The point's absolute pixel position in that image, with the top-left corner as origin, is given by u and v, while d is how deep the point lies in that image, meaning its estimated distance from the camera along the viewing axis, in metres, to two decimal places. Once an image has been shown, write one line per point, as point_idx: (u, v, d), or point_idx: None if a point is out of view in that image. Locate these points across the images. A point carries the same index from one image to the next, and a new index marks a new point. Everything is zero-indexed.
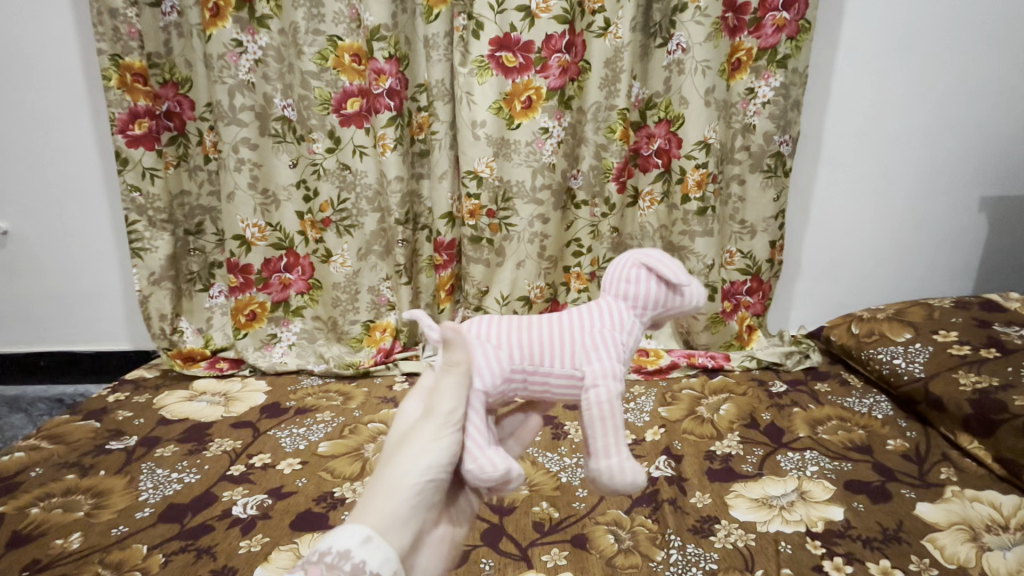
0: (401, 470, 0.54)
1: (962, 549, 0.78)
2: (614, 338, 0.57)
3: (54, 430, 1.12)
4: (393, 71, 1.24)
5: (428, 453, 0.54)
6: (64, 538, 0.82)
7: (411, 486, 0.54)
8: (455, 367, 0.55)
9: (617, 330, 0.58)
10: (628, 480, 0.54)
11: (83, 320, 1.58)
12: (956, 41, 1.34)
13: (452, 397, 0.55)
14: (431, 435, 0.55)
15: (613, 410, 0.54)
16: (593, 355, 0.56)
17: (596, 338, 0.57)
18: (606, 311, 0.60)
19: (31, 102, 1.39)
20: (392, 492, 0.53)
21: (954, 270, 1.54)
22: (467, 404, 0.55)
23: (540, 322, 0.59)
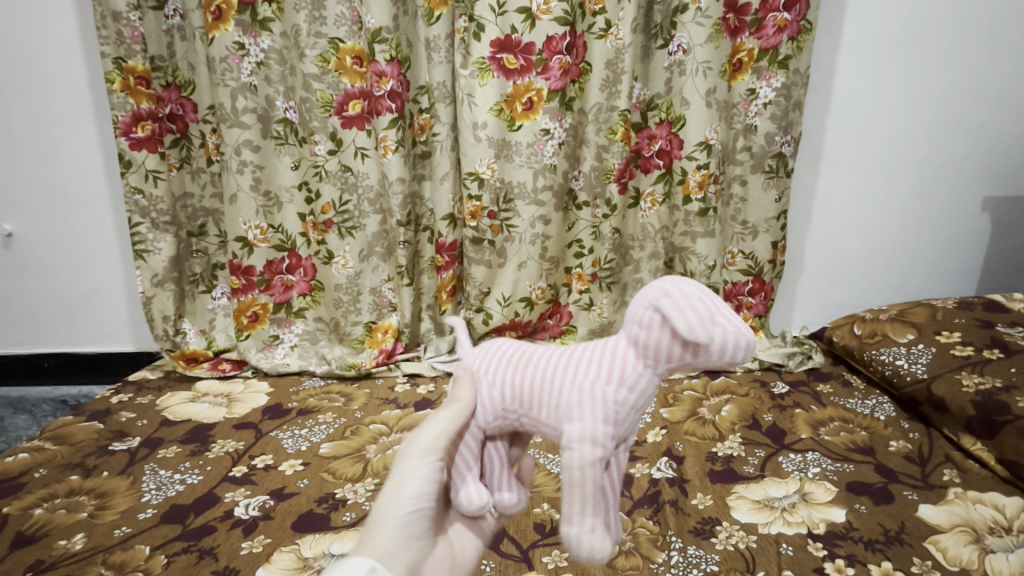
0: (390, 497, 0.55)
1: (965, 551, 0.78)
2: (607, 400, 0.51)
3: (58, 430, 1.13)
4: (395, 73, 1.25)
5: (414, 478, 0.55)
6: (67, 539, 0.83)
7: (401, 512, 0.54)
8: (456, 405, 0.56)
9: (618, 387, 0.52)
10: (589, 554, 0.51)
11: (87, 322, 1.59)
12: (957, 41, 1.34)
13: (435, 426, 0.55)
14: (416, 462, 0.55)
15: (587, 484, 0.49)
16: (580, 417, 0.51)
17: (587, 397, 0.51)
18: (614, 359, 0.53)
19: (36, 105, 1.40)
20: (384, 521, 0.54)
21: (957, 270, 1.53)
22: (450, 433, 0.55)
23: (539, 361, 0.56)
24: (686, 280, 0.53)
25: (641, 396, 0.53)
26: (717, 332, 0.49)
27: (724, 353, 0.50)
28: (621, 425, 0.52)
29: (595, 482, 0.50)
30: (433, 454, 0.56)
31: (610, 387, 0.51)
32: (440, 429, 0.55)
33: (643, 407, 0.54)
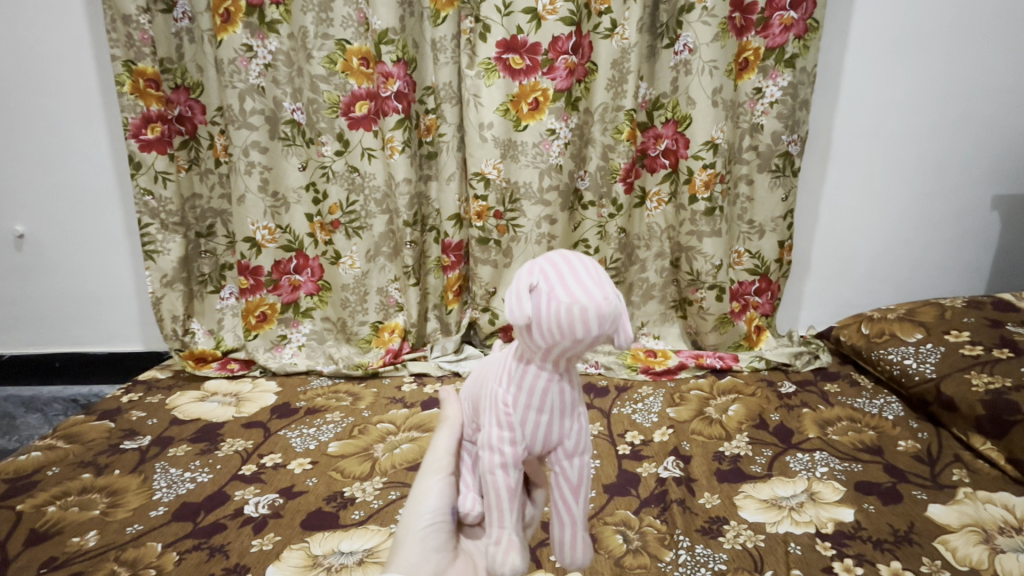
0: (409, 517, 0.57)
1: (974, 550, 0.78)
2: (501, 404, 0.51)
3: (69, 430, 1.14)
4: (401, 74, 1.27)
5: (429, 496, 0.57)
6: (80, 536, 0.84)
7: (420, 526, 0.57)
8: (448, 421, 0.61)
9: (511, 389, 0.51)
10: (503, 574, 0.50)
11: (98, 322, 1.60)
12: (967, 39, 1.33)
13: (438, 444, 0.59)
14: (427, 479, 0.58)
15: (492, 493, 0.50)
16: (485, 421, 0.52)
17: (492, 399, 0.52)
18: (510, 362, 0.54)
19: (48, 108, 1.42)
20: (404, 537, 0.56)
21: (966, 269, 1.52)
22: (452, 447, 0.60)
23: (476, 377, 0.59)
24: (543, 258, 0.52)
25: (545, 397, 0.51)
26: (558, 314, 0.47)
27: (579, 332, 0.48)
28: (526, 431, 0.51)
29: (503, 493, 0.50)
30: (443, 470, 0.58)
31: (502, 390, 0.52)
32: (442, 444, 0.59)
33: (554, 410, 0.51)
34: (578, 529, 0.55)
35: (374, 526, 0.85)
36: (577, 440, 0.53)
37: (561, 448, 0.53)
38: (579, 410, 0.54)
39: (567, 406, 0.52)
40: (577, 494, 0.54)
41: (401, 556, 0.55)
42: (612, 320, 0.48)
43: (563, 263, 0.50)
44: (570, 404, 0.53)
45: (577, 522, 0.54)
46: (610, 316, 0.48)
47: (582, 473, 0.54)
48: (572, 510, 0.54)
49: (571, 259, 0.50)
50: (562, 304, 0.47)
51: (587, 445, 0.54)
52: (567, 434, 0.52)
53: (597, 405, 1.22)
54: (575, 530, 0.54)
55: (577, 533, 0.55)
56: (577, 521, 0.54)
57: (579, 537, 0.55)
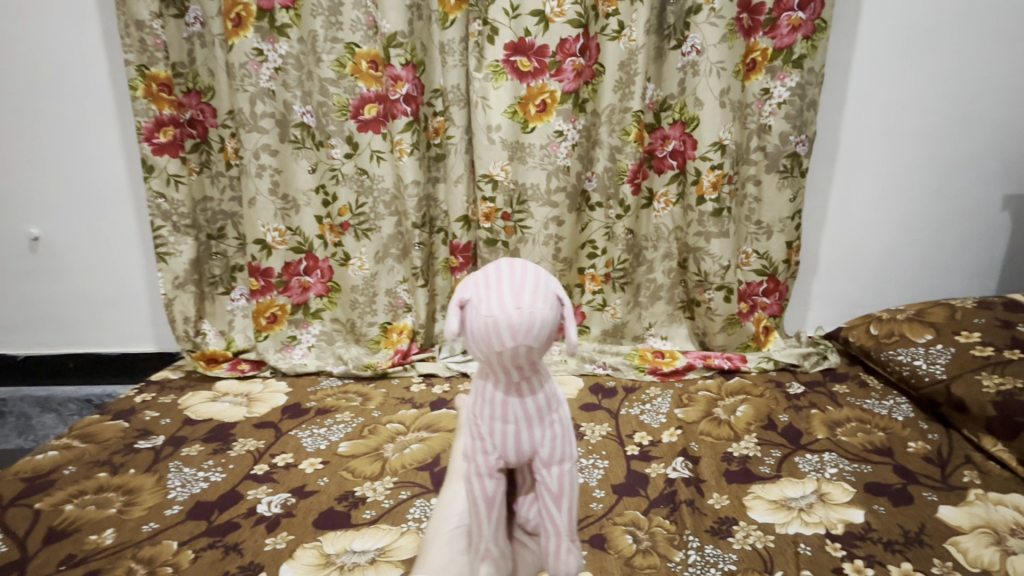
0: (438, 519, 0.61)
1: (986, 552, 0.78)
2: (473, 415, 0.57)
3: (85, 429, 1.16)
4: (410, 77, 1.28)
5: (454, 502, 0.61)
6: (97, 534, 0.85)
7: (448, 529, 0.60)
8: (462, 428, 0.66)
9: (477, 402, 0.57)
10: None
11: (111, 323, 1.62)
12: (977, 38, 1.32)
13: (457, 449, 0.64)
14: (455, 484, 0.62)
15: (473, 501, 0.55)
16: (466, 434, 0.58)
17: (469, 414, 0.58)
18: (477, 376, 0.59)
19: (62, 112, 1.44)
20: (433, 539, 0.61)
21: (975, 269, 1.52)
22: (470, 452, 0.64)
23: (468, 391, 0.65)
24: (479, 272, 0.56)
25: (502, 406, 0.55)
26: (477, 328, 0.52)
27: (497, 344, 0.51)
28: (494, 441, 0.55)
29: (481, 501, 0.55)
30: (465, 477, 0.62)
31: (474, 403, 0.57)
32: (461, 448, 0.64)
33: (516, 419, 0.55)
34: (565, 541, 0.55)
35: (386, 525, 0.86)
36: (553, 448, 0.55)
37: (537, 458, 0.55)
38: (551, 418, 0.56)
39: (534, 415, 0.55)
40: (560, 504, 0.55)
41: (431, 557, 0.60)
42: (529, 330, 0.51)
43: (490, 276, 0.54)
44: (537, 413, 0.55)
45: (564, 533, 0.55)
46: (526, 327, 0.51)
47: (563, 481, 0.55)
48: (557, 520, 0.55)
49: (499, 271, 0.54)
50: (480, 318, 0.52)
51: (566, 453, 0.55)
52: (537, 442, 0.55)
53: (605, 405, 1.22)
54: (560, 542, 0.55)
55: (564, 544, 0.55)
56: (563, 532, 0.55)
57: (568, 548, 0.55)
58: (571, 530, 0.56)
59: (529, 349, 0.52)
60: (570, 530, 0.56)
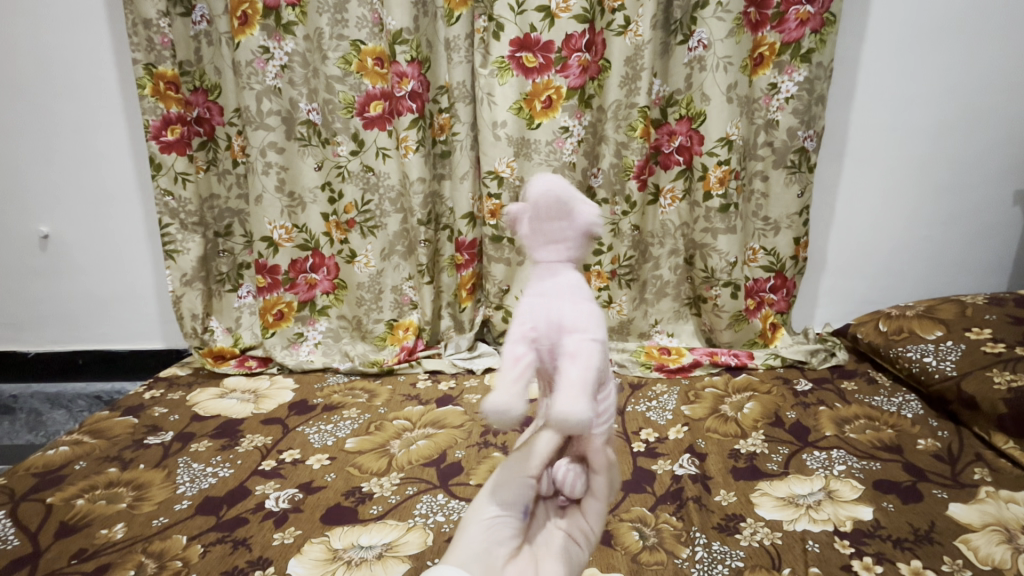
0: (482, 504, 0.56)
1: (997, 550, 0.77)
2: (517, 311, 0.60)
3: (94, 426, 1.17)
4: (415, 74, 1.27)
5: (507, 490, 0.55)
6: (108, 528, 0.86)
7: (490, 515, 0.54)
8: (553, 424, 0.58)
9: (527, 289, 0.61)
10: (486, 412, 0.50)
11: (121, 320, 1.64)
12: (988, 31, 1.30)
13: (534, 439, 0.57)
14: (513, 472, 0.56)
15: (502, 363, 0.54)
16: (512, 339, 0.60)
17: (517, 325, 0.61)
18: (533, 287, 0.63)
19: (70, 111, 1.45)
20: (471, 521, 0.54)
21: (985, 266, 1.50)
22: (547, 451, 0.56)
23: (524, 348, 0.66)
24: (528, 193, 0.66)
25: (545, 279, 0.60)
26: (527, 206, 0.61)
27: (545, 212, 0.59)
28: (530, 314, 0.57)
29: (510, 359, 0.54)
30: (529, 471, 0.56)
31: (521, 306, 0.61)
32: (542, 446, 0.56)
33: (557, 287, 0.58)
34: (582, 396, 0.50)
35: (393, 520, 0.87)
36: (579, 322, 0.55)
37: (565, 330, 0.55)
38: (588, 299, 0.58)
39: (565, 292, 0.58)
40: (579, 366, 0.52)
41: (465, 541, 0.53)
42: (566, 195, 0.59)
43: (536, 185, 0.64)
44: (577, 291, 0.58)
45: (580, 385, 0.50)
46: (564, 191, 0.60)
47: (590, 347, 0.54)
48: (572, 378, 0.51)
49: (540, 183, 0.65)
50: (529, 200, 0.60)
51: (589, 325, 0.55)
52: (569, 312, 0.56)
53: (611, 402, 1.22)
54: (571, 393, 0.50)
55: (578, 396, 0.50)
56: (576, 386, 0.50)
57: (577, 399, 0.49)
58: (589, 388, 0.51)
59: (569, 222, 0.60)
60: (590, 390, 0.51)
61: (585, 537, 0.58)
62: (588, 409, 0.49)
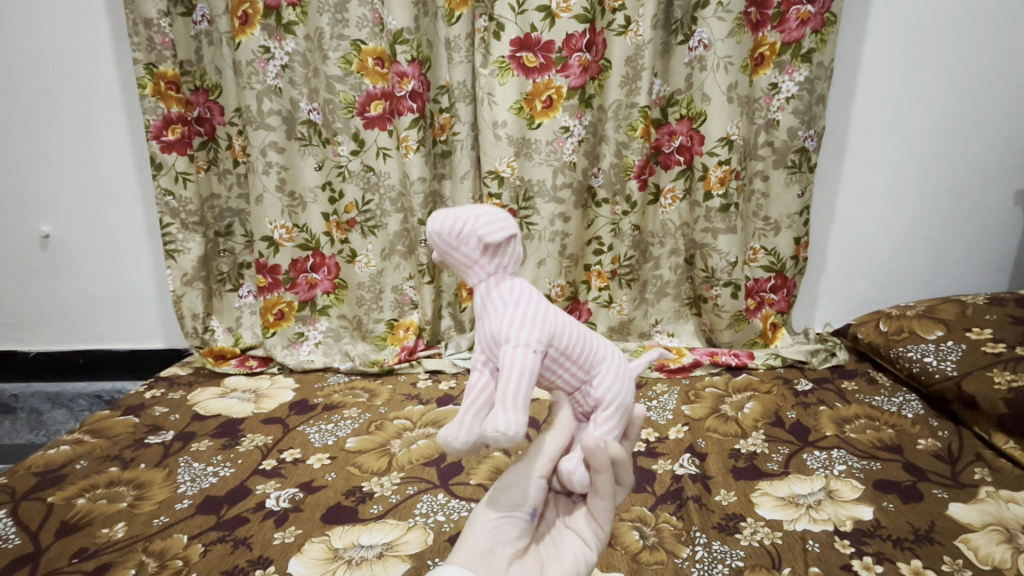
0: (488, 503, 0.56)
1: (997, 550, 0.77)
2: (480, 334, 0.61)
3: (95, 425, 1.17)
4: (415, 74, 1.27)
5: (512, 489, 0.56)
6: (109, 527, 0.86)
7: (494, 515, 0.55)
8: (559, 425, 0.59)
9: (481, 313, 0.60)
10: (441, 444, 0.54)
11: (122, 320, 1.64)
12: (988, 31, 1.30)
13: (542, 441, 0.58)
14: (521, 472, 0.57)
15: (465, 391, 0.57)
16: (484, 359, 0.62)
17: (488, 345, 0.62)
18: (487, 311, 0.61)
19: (71, 111, 1.45)
20: (477, 521, 0.55)
21: (986, 266, 1.50)
22: (557, 451, 0.58)
23: None
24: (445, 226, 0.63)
25: (487, 300, 0.59)
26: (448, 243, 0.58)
27: (469, 243, 0.57)
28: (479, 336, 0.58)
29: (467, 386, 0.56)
30: (536, 470, 0.56)
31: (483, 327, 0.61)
32: (549, 446, 0.58)
33: (492, 304, 0.58)
34: (509, 409, 0.50)
35: (393, 520, 0.87)
36: (515, 331, 0.54)
37: (501, 342, 0.55)
38: (524, 302, 0.57)
39: (502, 304, 0.57)
40: (511, 379, 0.51)
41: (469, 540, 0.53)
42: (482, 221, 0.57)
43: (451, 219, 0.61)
44: (512, 298, 0.57)
45: (506, 398, 0.51)
46: (481, 219, 0.58)
47: (519, 354, 0.53)
48: (503, 392, 0.51)
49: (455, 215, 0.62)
50: (447, 237, 0.57)
51: (524, 332, 0.54)
52: (498, 324, 0.56)
53: None
54: (501, 409, 0.50)
55: (504, 410, 0.50)
56: (506, 400, 0.50)
57: (508, 413, 0.50)
58: (517, 398, 0.51)
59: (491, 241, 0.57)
60: (517, 399, 0.51)
61: (593, 538, 0.58)
62: (515, 420, 0.50)
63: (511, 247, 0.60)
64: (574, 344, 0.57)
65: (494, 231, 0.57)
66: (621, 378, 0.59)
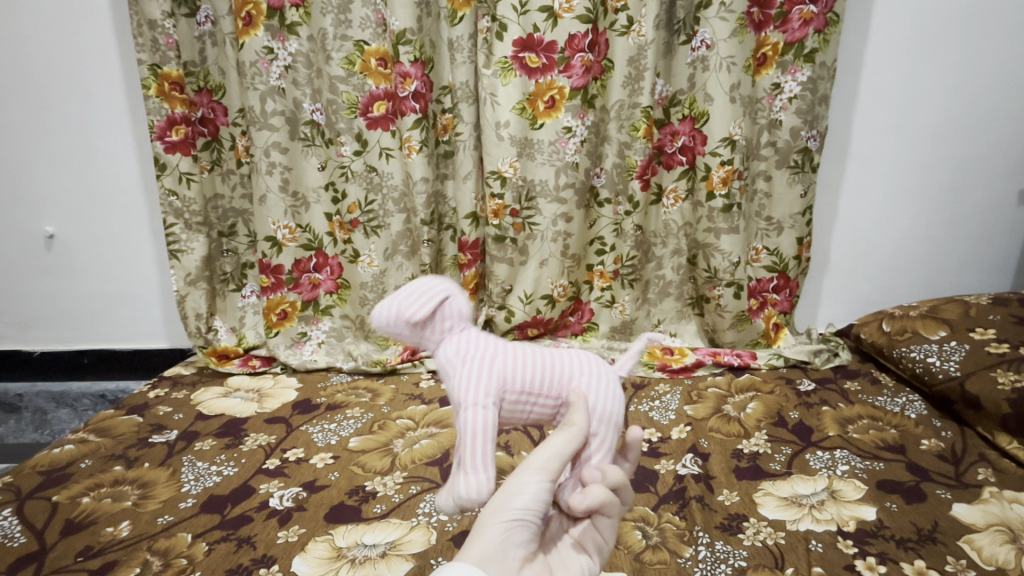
0: (498, 504, 0.54)
1: (1001, 550, 0.77)
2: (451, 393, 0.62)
3: (99, 424, 1.18)
4: (418, 74, 1.28)
5: (524, 492, 0.54)
6: (114, 526, 0.86)
7: (506, 518, 0.52)
8: (569, 426, 0.55)
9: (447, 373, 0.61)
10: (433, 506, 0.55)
11: (126, 320, 1.65)
12: (993, 30, 1.30)
13: (551, 443, 0.55)
14: (533, 476, 0.54)
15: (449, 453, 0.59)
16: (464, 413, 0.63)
17: None
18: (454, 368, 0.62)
19: (75, 112, 1.46)
20: (487, 523, 0.52)
21: (989, 267, 1.50)
22: (567, 455, 0.54)
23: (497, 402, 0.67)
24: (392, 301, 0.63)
25: (443, 364, 0.59)
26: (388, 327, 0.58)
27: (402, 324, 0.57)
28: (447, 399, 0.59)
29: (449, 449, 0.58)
30: (548, 473, 0.54)
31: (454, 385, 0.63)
32: (560, 451, 0.54)
33: (444, 369, 0.58)
34: (472, 470, 0.51)
35: (396, 519, 0.87)
36: (467, 392, 0.55)
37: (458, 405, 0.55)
38: (470, 358, 0.57)
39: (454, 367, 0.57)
40: (470, 442, 0.52)
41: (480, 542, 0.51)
42: (408, 299, 0.56)
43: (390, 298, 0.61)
44: (460, 358, 0.57)
45: (466, 461, 0.51)
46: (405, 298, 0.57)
47: (471, 415, 0.53)
48: (464, 457, 0.52)
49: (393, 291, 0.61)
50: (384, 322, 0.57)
51: (475, 390, 0.55)
52: (451, 389, 0.57)
53: None
54: (465, 473, 0.51)
55: (467, 473, 0.51)
56: (468, 464, 0.51)
57: (472, 475, 0.51)
58: (477, 459, 0.51)
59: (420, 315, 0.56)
60: (477, 459, 0.51)
61: (597, 548, 0.59)
62: (481, 479, 0.50)
63: (450, 307, 0.59)
64: (533, 380, 0.58)
65: (417, 308, 0.56)
66: (599, 392, 0.59)
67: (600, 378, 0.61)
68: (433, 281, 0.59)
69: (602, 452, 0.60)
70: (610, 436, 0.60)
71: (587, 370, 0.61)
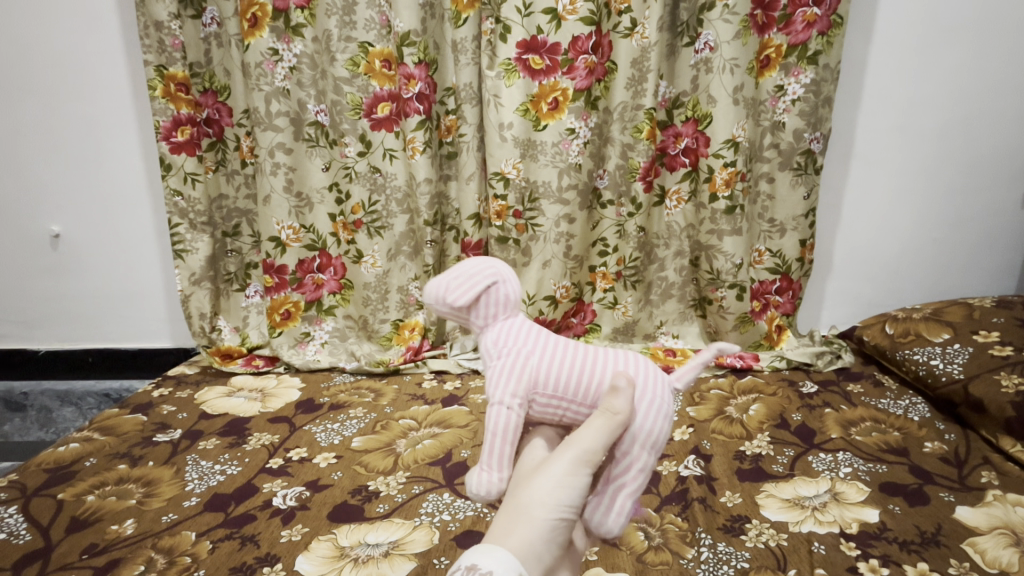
0: (536, 496, 0.49)
1: (1004, 553, 0.76)
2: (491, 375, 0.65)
3: (104, 422, 1.18)
4: (422, 76, 1.29)
5: (564, 486, 0.50)
6: (118, 524, 0.87)
7: (545, 514, 0.49)
8: (611, 415, 0.53)
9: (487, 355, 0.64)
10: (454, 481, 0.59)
11: (130, 320, 1.66)
12: (997, 32, 1.30)
13: (592, 431, 0.52)
14: (571, 467, 0.50)
15: None
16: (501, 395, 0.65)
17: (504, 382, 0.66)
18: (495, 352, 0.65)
19: (82, 112, 1.47)
20: (524, 516, 0.48)
21: (993, 270, 1.49)
22: (605, 444, 0.52)
23: None
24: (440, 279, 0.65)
25: (483, 350, 0.62)
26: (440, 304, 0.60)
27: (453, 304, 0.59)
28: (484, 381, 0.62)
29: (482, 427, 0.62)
30: (588, 464, 0.51)
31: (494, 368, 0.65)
32: (598, 443, 0.51)
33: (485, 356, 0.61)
34: (489, 469, 0.55)
35: (399, 519, 0.87)
36: (498, 388, 0.57)
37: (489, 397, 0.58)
38: (506, 354, 0.59)
39: (493, 353, 0.60)
40: (495, 441, 0.55)
41: (521, 537, 0.47)
42: (462, 280, 0.59)
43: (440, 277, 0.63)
44: (497, 350, 0.60)
45: (486, 458, 0.55)
46: (458, 280, 0.59)
47: (499, 413, 0.55)
48: (487, 453, 0.55)
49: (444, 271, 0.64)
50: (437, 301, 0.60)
51: (505, 387, 0.57)
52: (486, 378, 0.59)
53: None
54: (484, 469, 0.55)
55: (484, 470, 0.55)
56: (487, 462, 0.55)
57: (489, 475, 0.55)
58: (495, 459, 0.55)
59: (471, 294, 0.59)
60: (496, 459, 0.55)
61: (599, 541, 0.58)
62: (492, 479, 0.55)
63: (496, 292, 0.61)
64: (566, 380, 0.58)
65: (467, 292, 0.59)
66: (646, 394, 0.57)
67: (650, 381, 0.58)
68: (481, 266, 0.61)
69: (646, 454, 0.55)
70: (656, 440, 0.56)
71: (632, 363, 0.60)
